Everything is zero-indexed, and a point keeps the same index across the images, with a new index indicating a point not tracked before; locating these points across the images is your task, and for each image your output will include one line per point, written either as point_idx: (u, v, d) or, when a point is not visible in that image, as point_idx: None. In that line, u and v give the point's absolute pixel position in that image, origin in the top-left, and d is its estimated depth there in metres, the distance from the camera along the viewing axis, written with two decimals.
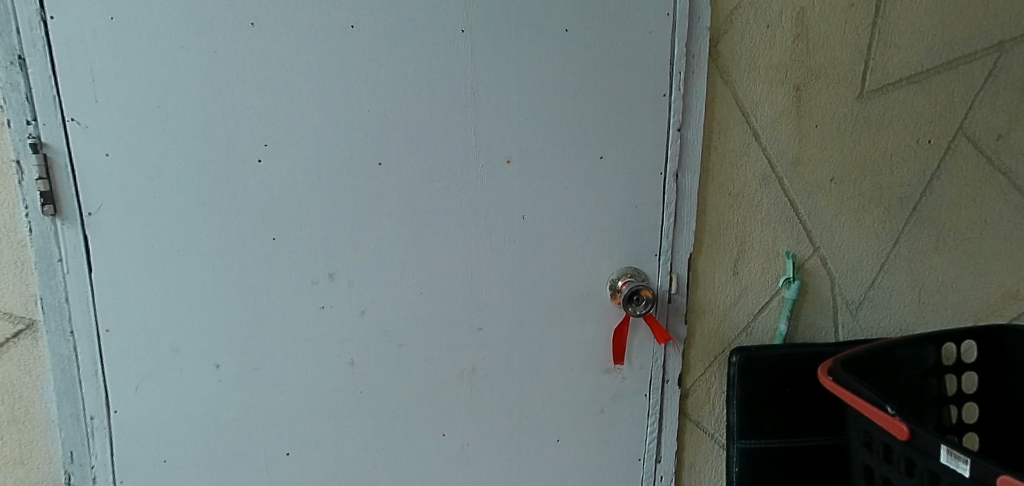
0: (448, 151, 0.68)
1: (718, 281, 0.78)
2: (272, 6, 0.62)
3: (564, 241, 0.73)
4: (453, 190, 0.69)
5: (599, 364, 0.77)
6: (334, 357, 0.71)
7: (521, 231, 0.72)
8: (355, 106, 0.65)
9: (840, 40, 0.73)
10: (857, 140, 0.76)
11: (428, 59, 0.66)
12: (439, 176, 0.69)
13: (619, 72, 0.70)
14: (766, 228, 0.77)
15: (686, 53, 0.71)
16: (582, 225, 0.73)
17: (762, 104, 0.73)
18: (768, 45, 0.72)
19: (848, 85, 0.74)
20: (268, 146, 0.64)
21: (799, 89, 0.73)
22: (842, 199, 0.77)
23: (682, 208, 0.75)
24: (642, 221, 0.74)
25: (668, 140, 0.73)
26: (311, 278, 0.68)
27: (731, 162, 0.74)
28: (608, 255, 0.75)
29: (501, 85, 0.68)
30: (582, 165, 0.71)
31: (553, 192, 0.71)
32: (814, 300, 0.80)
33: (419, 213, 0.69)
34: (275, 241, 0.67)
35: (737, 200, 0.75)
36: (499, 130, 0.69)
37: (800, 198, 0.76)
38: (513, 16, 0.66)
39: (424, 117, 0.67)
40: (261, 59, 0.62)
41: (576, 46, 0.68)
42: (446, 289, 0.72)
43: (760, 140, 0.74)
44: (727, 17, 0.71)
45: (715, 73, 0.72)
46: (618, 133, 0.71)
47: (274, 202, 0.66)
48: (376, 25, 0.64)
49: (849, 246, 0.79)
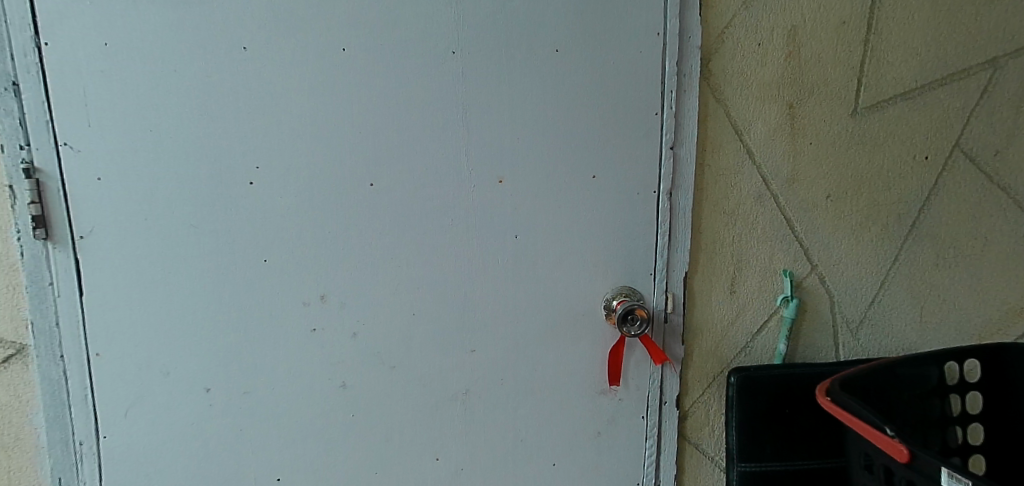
0: (440, 171, 0.68)
1: (714, 300, 0.77)
2: (265, 31, 0.62)
3: (558, 261, 0.72)
4: (445, 211, 0.69)
5: (595, 386, 0.76)
6: (326, 381, 0.70)
7: (514, 251, 0.71)
8: (347, 129, 0.66)
9: (832, 57, 0.73)
10: (854, 157, 0.75)
11: (420, 82, 0.66)
12: (432, 196, 0.68)
13: (610, 92, 0.70)
14: (762, 246, 0.76)
15: (678, 72, 0.71)
16: (575, 243, 0.72)
17: (755, 121, 0.73)
18: (760, 64, 0.72)
19: (842, 103, 0.74)
20: (259, 168, 0.64)
21: (792, 107, 0.73)
22: (839, 216, 0.76)
23: (676, 227, 0.74)
24: (636, 241, 0.74)
25: (661, 159, 0.72)
26: (302, 300, 0.68)
27: (725, 180, 0.74)
28: (603, 275, 0.74)
29: (493, 107, 0.68)
30: (574, 184, 0.71)
31: (547, 212, 0.71)
32: (813, 319, 0.79)
33: (411, 234, 0.69)
34: (267, 263, 0.67)
35: (732, 219, 0.75)
36: (491, 150, 0.69)
37: (796, 216, 0.76)
38: (504, 37, 0.67)
39: (415, 138, 0.67)
40: (253, 82, 0.63)
41: (568, 65, 0.68)
42: (438, 310, 0.71)
43: (754, 158, 0.74)
44: (718, 37, 0.71)
45: (707, 91, 0.72)
46: (610, 152, 0.71)
47: (265, 224, 0.66)
48: (367, 47, 0.64)
49: (847, 264, 0.78)
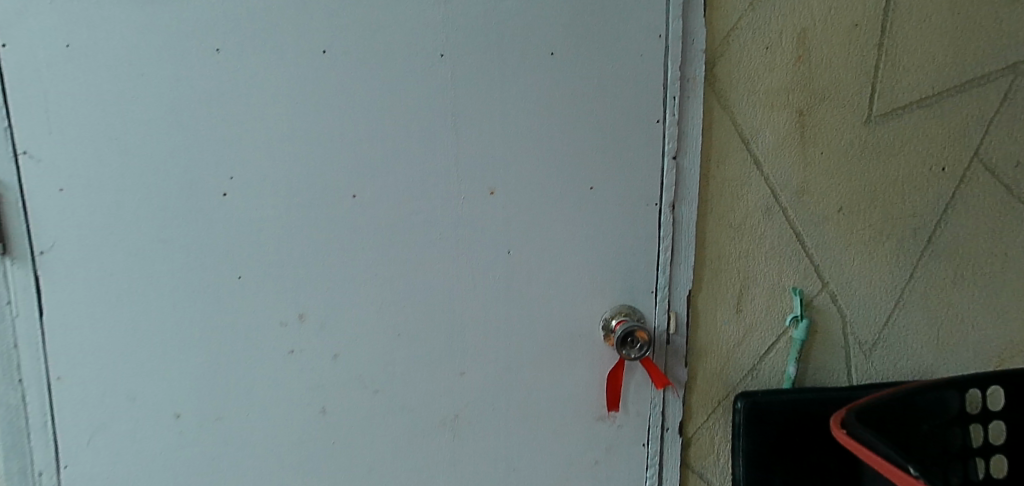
0: (427, 182, 0.64)
1: (720, 320, 0.72)
2: (239, 32, 0.58)
3: (553, 278, 0.68)
4: (434, 225, 0.65)
5: (592, 411, 0.72)
6: (304, 406, 0.66)
7: (506, 267, 0.67)
8: (328, 138, 0.61)
9: (845, 62, 0.68)
10: (867, 168, 0.71)
11: (406, 87, 0.62)
12: (419, 209, 0.64)
13: (609, 98, 0.66)
14: (770, 262, 0.72)
15: (681, 77, 0.66)
16: (572, 260, 0.68)
17: (763, 129, 0.69)
18: (767, 69, 0.68)
19: (855, 110, 0.70)
20: (233, 179, 0.60)
21: (801, 114, 0.69)
22: (852, 231, 0.72)
23: (679, 242, 0.70)
24: (636, 257, 0.69)
25: (663, 170, 0.68)
26: (279, 320, 0.64)
27: (731, 192, 0.70)
28: (601, 293, 0.70)
29: (483, 114, 0.64)
30: (571, 196, 0.67)
31: (541, 227, 0.67)
32: (823, 340, 0.74)
33: (396, 250, 0.65)
34: (241, 280, 0.62)
35: (739, 233, 0.71)
36: (482, 160, 0.64)
37: (807, 230, 0.71)
38: (495, 40, 0.62)
39: (401, 148, 0.63)
40: (227, 86, 0.59)
41: (563, 69, 0.64)
42: (425, 331, 0.67)
43: (762, 168, 0.70)
44: (723, 40, 0.67)
45: (712, 97, 0.68)
46: (609, 162, 0.67)
47: (239, 239, 0.61)
48: (349, 50, 0.60)
49: (860, 281, 0.73)
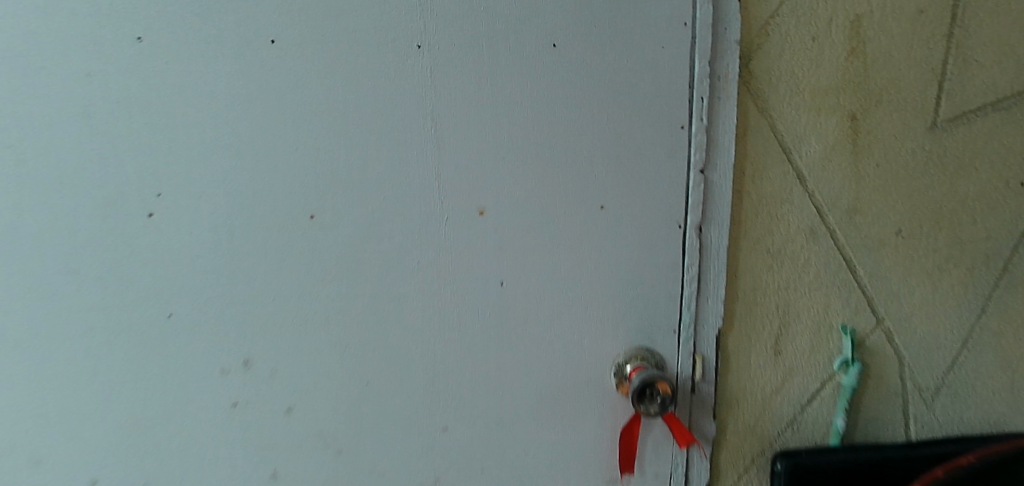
0: (402, 200, 0.52)
1: (755, 364, 0.61)
2: (166, 15, 0.47)
3: (555, 315, 0.56)
4: (411, 251, 0.53)
5: (602, 472, 0.60)
6: (252, 470, 0.54)
7: (498, 302, 0.55)
8: (279, 146, 0.50)
9: (908, 55, 0.57)
10: (931, 182, 0.59)
11: (376, 85, 0.50)
12: (392, 233, 0.53)
13: (624, 99, 0.54)
14: (815, 295, 0.60)
15: (710, 73, 0.55)
16: (578, 293, 0.56)
17: (808, 137, 0.57)
18: (814, 64, 0.56)
19: (919, 113, 0.58)
20: (160, 196, 0.49)
21: (855, 118, 0.58)
22: (913, 258, 0.60)
23: (708, 272, 0.58)
24: (656, 289, 0.58)
25: (688, 185, 0.56)
26: (219, 368, 0.52)
27: (769, 212, 0.58)
28: (613, 332, 0.58)
29: (471, 118, 0.52)
30: (578, 217, 0.55)
31: (540, 253, 0.55)
32: (879, 387, 0.62)
33: (365, 283, 0.53)
34: (172, 319, 0.51)
35: (778, 260, 0.59)
36: (468, 174, 0.53)
37: (859, 256, 0.60)
38: (485, 28, 0.51)
39: (368, 158, 0.51)
40: (150, 82, 0.47)
41: (568, 64, 0.53)
42: (400, 379, 0.55)
43: (806, 183, 0.58)
44: (761, 29, 0.55)
45: (748, 98, 0.56)
46: (623, 175, 0.55)
47: (168, 270, 0.50)
48: (304, 39, 0.49)
49: (922, 317, 0.61)
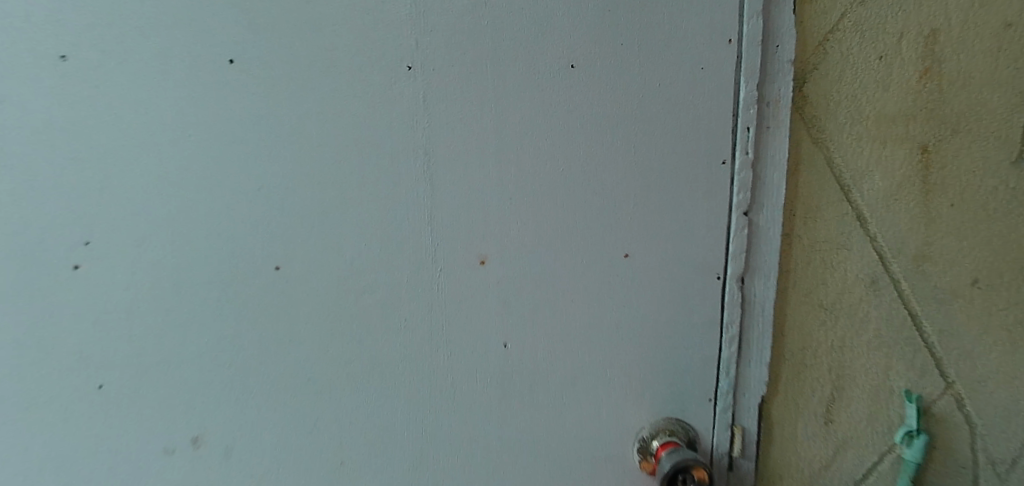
0: (388, 247, 0.44)
1: (802, 435, 0.52)
2: (99, 30, 0.40)
3: (568, 381, 0.48)
4: (398, 307, 0.45)
5: None
6: None
7: (502, 367, 0.47)
8: (233, 184, 0.42)
9: (995, 75, 0.47)
10: (1018, 227, 0.49)
11: (359, 115, 0.43)
12: (375, 286, 0.44)
13: (655, 128, 0.46)
14: (875, 355, 0.51)
15: (759, 99, 0.47)
16: (596, 354, 0.48)
17: (870, 172, 0.49)
18: (879, 86, 0.48)
19: (1007, 144, 0.48)
20: (89, 243, 0.41)
21: (927, 150, 0.49)
22: (993, 314, 0.51)
23: (751, 328, 0.50)
24: (690, 347, 0.50)
25: (731, 229, 0.49)
26: (163, 445, 0.44)
27: (822, 258, 0.50)
28: (637, 399, 0.49)
29: (472, 151, 0.44)
30: (599, 266, 0.47)
31: (553, 308, 0.47)
32: (947, 463, 0.53)
33: (342, 345, 0.45)
34: (104, 388, 0.43)
35: (832, 315, 0.51)
36: (468, 218, 0.45)
37: (927, 311, 0.51)
38: (490, 46, 0.43)
39: (348, 200, 0.43)
40: (79, 112, 0.40)
41: (589, 87, 0.45)
42: (382, 458, 0.47)
43: (867, 225, 0.50)
44: (817, 48, 0.48)
45: (800, 127, 0.48)
46: (651, 217, 0.47)
47: (102, 330, 0.42)
48: (264, 58, 0.41)
49: (1004, 383, 0.51)
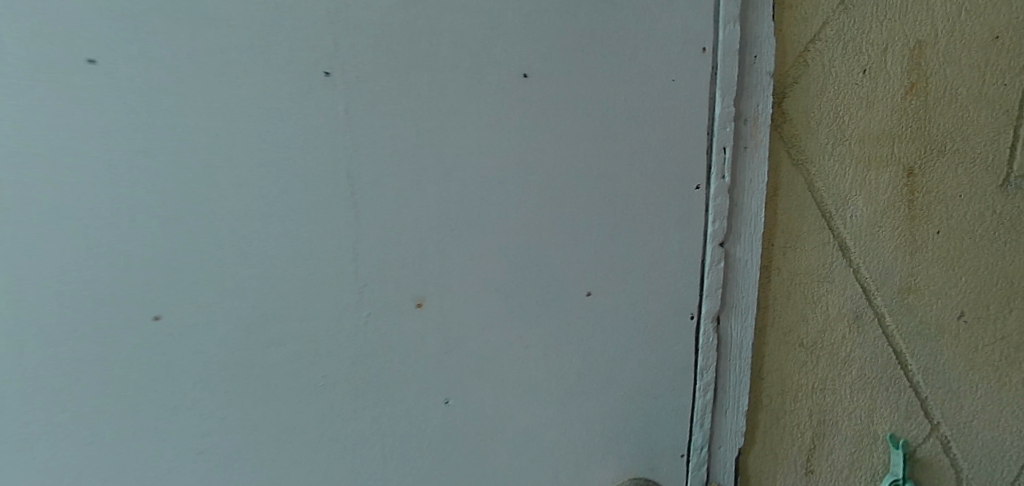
0: (308, 287, 0.38)
1: (780, 481, 0.49)
2: None
3: (526, 430, 0.44)
4: (326, 354, 0.39)
5: None
6: None
7: (451, 419, 0.42)
8: (109, 219, 0.34)
9: (988, 89, 0.43)
10: (1013, 258, 0.44)
11: (265, 131, 0.36)
12: (295, 332, 0.38)
13: (622, 147, 0.42)
14: (858, 395, 0.47)
15: (736, 116, 0.44)
16: (558, 400, 0.44)
17: (852, 196, 0.45)
18: (862, 102, 0.44)
19: (1002, 166, 0.43)
20: None
21: (913, 172, 0.44)
22: (986, 354, 0.46)
23: (727, 363, 0.47)
24: (663, 383, 0.46)
25: (704, 258, 0.45)
26: None
27: (802, 289, 0.46)
28: (606, 439, 0.46)
29: (413, 171, 0.38)
30: (560, 299, 0.42)
31: (511, 346, 0.42)
32: None
33: (252, 403, 0.38)
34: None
35: (813, 351, 0.47)
36: (409, 251, 0.39)
37: (914, 349, 0.46)
38: (426, 50, 0.37)
39: (264, 233, 0.36)
40: None
41: (548, 100, 0.40)
42: None
43: (849, 255, 0.45)
44: (798, 59, 0.44)
45: (780, 146, 0.45)
46: (618, 247, 0.43)
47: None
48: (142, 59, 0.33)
49: (999, 430, 0.46)
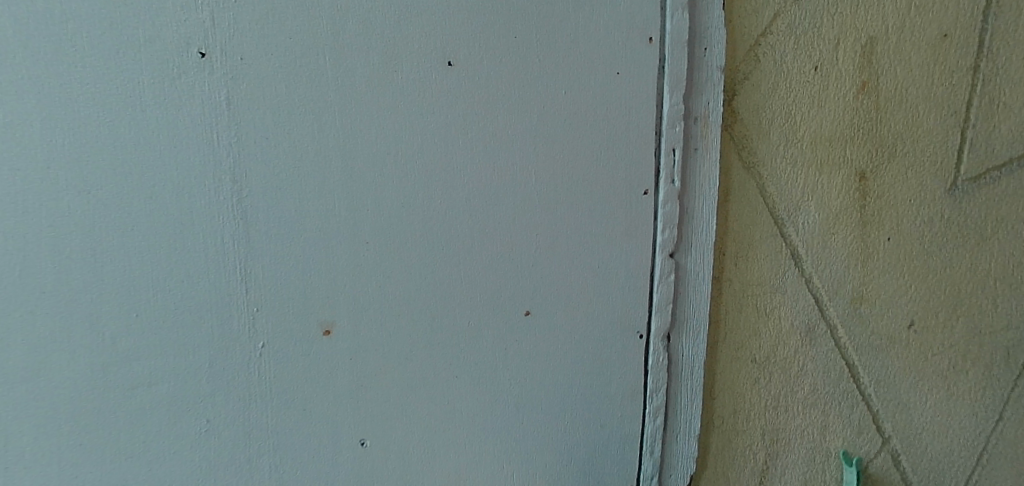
0: (193, 304, 0.33)
1: None
2: None
3: (465, 464, 0.39)
4: (218, 381, 0.34)
5: None
6: None
7: (377, 456, 0.37)
8: None
9: (936, 89, 0.41)
10: (958, 264, 0.43)
11: (129, 124, 0.31)
12: (178, 357, 0.33)
13: (559, 146, 0.38)
14: (810, 411, 0.44)
15: (686, 114, 0.40)
16: (497, 428, 0.39)
17: (803, 201, 0.42)
18: (813, 102, 0.41)
19: (949, 168, 0.42)
20: None
21: (864, 175, 0.42)
22: (935, 363, 0.44)
23: (678, 383, 0.43)
24: (611, 406, 0.42)
25: (653, 270, 0.41)
26: None
27: (753, 300, 0.43)
28: (551, 471, 0.41)
29: (319, 171, 0.34)
30: (493, 316, 0.38)
31: (438, 368, 0.38)
32: None
33: (125, 442, 0.33)
34: None
35: (765, 366, 0.44)
36: (322, 264, 0.35)
37: (865, 361, 0.44)
38: (329, 32, 0.33)
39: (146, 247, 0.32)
40: None
41: (476, 93, 0.36)
42: None
43: (801, 263, 0.43)
44: (749, 54, 0.41)
45: (730, 147, 0.42)
46: (561, 258, 0.39)
47: None
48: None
49: (947, 442, 0.45)
